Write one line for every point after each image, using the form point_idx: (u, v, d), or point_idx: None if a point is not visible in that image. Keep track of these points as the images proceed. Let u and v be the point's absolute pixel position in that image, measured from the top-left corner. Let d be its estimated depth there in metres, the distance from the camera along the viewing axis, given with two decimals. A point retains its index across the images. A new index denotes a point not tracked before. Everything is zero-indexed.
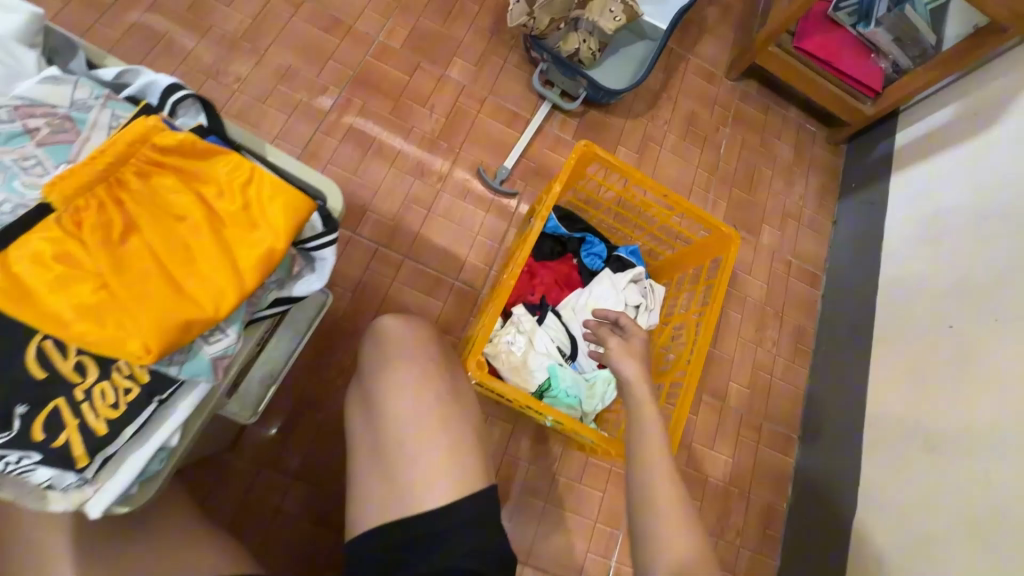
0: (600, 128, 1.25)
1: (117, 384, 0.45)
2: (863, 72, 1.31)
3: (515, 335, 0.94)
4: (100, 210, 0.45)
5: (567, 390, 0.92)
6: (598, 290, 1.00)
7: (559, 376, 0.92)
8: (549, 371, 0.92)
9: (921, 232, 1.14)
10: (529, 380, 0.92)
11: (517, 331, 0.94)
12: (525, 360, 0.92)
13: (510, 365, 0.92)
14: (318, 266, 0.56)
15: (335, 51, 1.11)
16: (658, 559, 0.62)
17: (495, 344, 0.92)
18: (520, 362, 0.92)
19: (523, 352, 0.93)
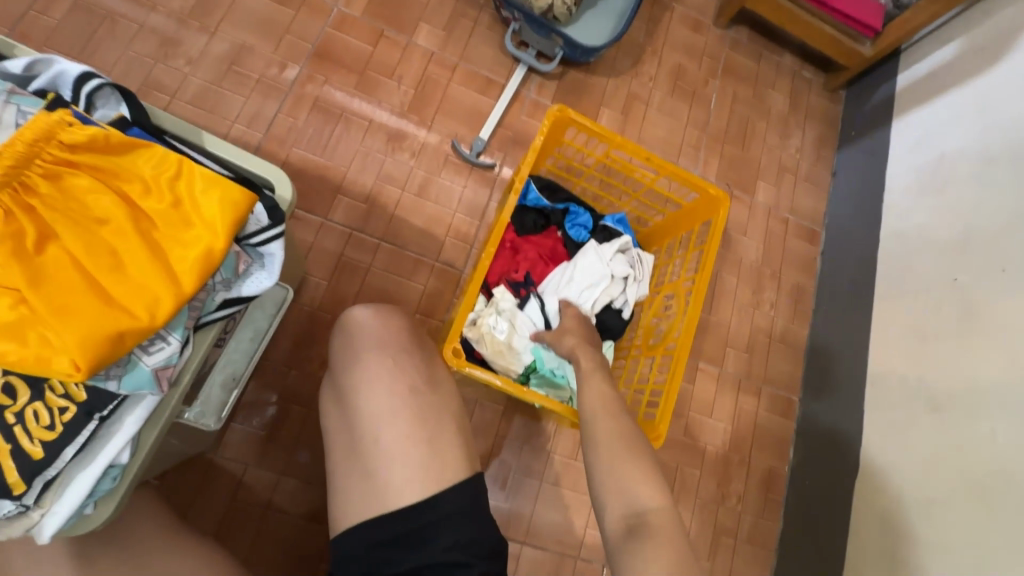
0: (581, 89, 1.18)
1: (51, 404, 0.42)
2: (860, 10, 1.22)
3: (498, 317, 0.91)
4: (7, 219, 0.41)
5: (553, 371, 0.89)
6: (584, 263, 0.95)
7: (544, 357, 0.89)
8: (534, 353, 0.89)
9: (924, 180, 1.08)
10: (514, 363, 0.89)
11: (499, 314, 0.91)
12: (510, 342, 0.89)
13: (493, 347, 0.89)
14: (267, 262, 0.53)
15: (291, 24, 1.04)
16: (616, 507, 0.61)
17: (478, 328, 0.90)
18: (505, 344, 0.89)
19: (507, 334, 0.90)
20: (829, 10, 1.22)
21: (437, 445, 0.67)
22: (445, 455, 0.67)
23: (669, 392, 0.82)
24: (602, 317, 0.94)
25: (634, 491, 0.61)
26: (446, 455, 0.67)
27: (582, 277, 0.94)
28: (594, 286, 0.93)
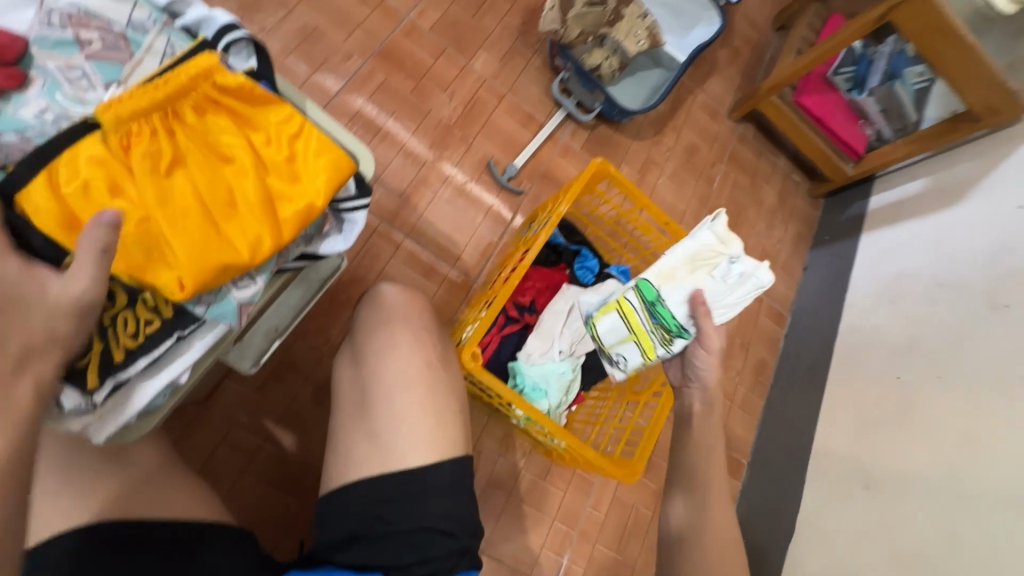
0: (609, 143, 1.30)
1: (140, 314, 0.45)
2: (850, 134, 1.41)
3: (721, 270, 0.71)
4: (151, 139, 0.45)
5: (625, 346, 0.77)
6: (733, 299, 0.71)
7: (649, 341, 0.75)
8: (671, 320, 0.73)
9: (883, 289, 1.24)
10: (650, 274, 0.74)
11: (718, 264, 0.71)
12: (690, 279, 0.72)
13: (689, 245, 0.72)
14: (346, 229, 0.56)
15: (364, 20, 1.10)
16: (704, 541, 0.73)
17: (722, 243, 0.71)
18: (691, 263, 0.72)
19: (700, 280, 0.71)
20: (825, 128, 1.41)
21: (442, 423, 0.69)
22: (447, 430, 0.69)
23: (650, 434, 0.89)
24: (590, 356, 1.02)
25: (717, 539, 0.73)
26: (451, 432, 0.69)
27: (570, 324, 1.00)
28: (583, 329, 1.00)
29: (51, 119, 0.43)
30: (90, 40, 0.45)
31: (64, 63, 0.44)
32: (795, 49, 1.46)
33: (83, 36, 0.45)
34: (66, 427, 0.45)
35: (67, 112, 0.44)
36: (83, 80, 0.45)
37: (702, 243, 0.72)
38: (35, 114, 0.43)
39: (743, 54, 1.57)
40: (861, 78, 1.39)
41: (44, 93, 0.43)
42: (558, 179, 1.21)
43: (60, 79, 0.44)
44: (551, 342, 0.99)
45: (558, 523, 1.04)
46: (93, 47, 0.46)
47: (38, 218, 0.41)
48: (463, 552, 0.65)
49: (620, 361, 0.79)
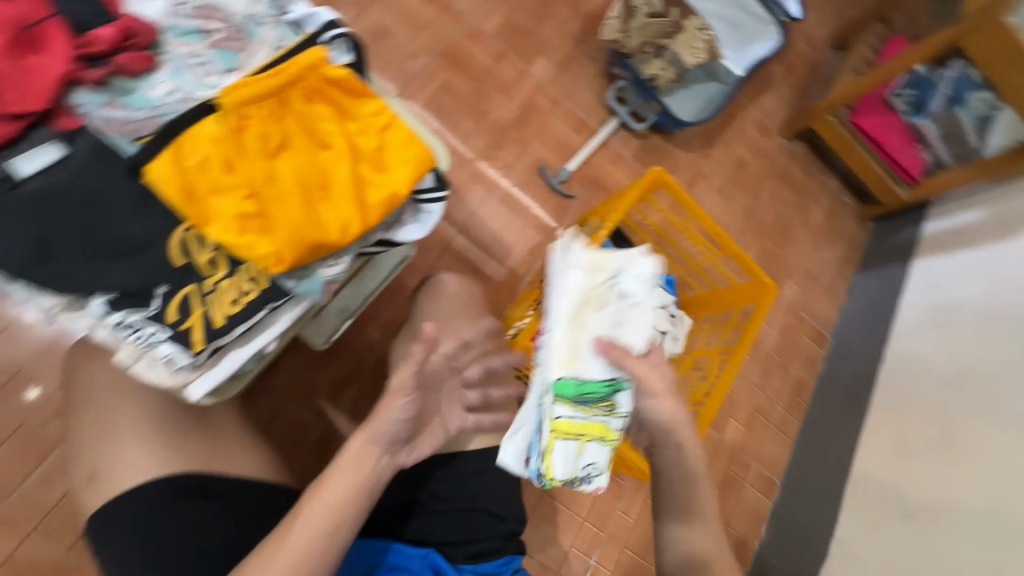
0: (659, 153, 1.31)
1: (240, 284, 0.49)
2: (906, 158, 1.38)
3: (617, 299, 0.71)
4: (263, 122, 0.48)
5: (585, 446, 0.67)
6: (632, 327, 0.69)
7: (598, 425, 0.67)
8: (597, 383, 0.67)
9: (933, 317, 1.21)
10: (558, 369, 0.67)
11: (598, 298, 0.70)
12: (595, 328, 0.69)
13: (561, 282, 0.71)
14: (423, 218, 0.59)
15: (430, 22, 1.14)
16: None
17: (594, 275, 0.71)
18: (577, 315, 0.69)
19: (591, 331, 0.69)
20: (880, 150, 1.39)
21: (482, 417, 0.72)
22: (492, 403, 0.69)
23: None
24: None
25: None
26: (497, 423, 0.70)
27: None
28: None
29: (177, 100, 0.47)
30: (215, 30, 0.49)
31: (190, 50, 0.48)
32: (854, 69, 1.45)
33: (209, 26, 0.49)
34: (167, 385, 0.48)
35: (190, 94, 0.47)
36: (205, 65, 0.48)
37: (582, 286, 0.70)
38: (164, 94, 0.47)
39: (798, 71, 1.56)
40: (921, 102, 1.35)
41: (171, 75, 0.47)
42: (608, 185, 1.23)
43: (186, 64, 0.48)
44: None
45: (588, 524, 1.05)
46: (216, 37, 0.49)
47: (159, 186, 0.44)
48: (510, 535, 0.69)
49: (593, 471, 0.67)
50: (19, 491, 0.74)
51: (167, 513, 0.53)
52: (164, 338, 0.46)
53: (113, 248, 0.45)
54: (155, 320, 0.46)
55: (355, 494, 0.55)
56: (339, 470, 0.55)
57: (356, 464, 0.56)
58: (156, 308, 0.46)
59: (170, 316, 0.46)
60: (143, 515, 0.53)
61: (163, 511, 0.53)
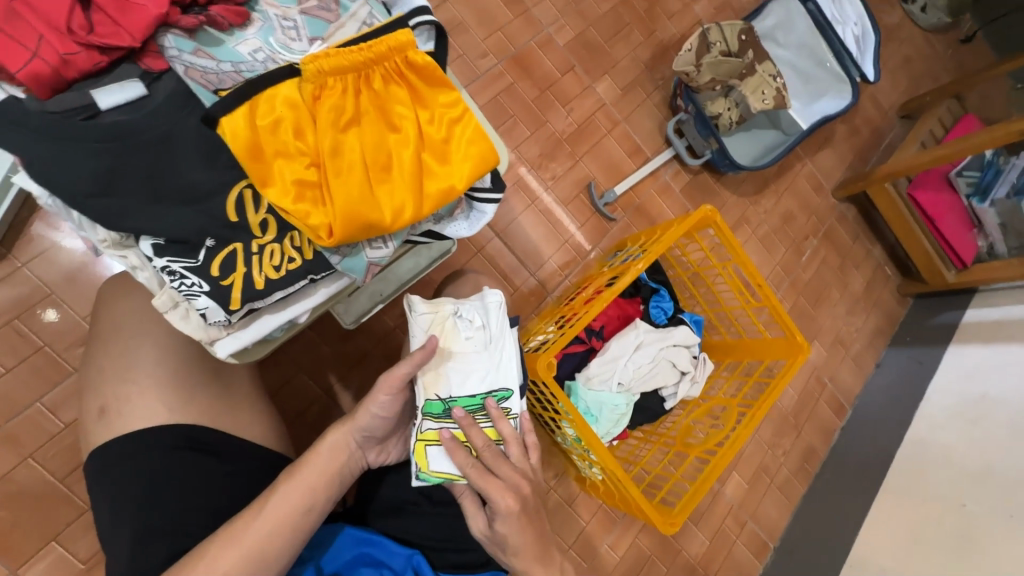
0: (708, 191, 1.29)
1: (285, 251, 0.49)
2: (959, 240, 1.34)
3: (462, 332, 0.66)
4: (340, 95, 0.48)
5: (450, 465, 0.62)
6: (494, 360, 0.65)
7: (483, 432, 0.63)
8: (473, 398, 0.64)
9: (963, 407, 1.15)
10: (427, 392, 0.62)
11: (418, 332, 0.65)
12: (458, 363, 0.64)
13: (424, 333, 0.65)
14: (473, 217, 0.59)
15: (506, 25, 1.14)
16: None
17: (439, 314, 0.66)
18: (435, 349, 0.64)
19: (470, 362, 0.65)
20: (934, 228, 1.35)
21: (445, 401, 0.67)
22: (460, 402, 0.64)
23: (698, 490, 0.87)
24: (645, 396, 1.01)
25: None
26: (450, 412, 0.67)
27: (637, 359, 1.00)
28: (648, 368, 1.00)
29: (261, 59, 0.47)
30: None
31: (282, 12, 0.49)
32: (921, 140, 1.41)
33: None
34: (197, 338, 0.48)
35: (274, 55, 0.48)
36: (294, 30, 0.49)
37: (429, 327, 0.65)
38: (250, 51, 0.47)
39: (861, 134, 1.53)
40: (984, 186, 1.33)
41: (260, 34, 0.47)
42: (651, 215, 1.21)
43: (276, 25, 0.48)
44: (614, 372, 0.98)
45: (573, 552, 1.03)
46: (309, 5, 0.50)
47: (227, 138, 0.44)
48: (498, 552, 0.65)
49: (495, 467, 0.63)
50: (30, 411, 0.74)
51: (172, 462, 0.53)
52: (203, 292, 0.46)
53: (171, 194, 0.45)
54: (196, 271, 0.46)
55: (328, 482, 0.55)
56: (313, 458, 0.55)
57: (333, 454, 0.56)
58: (200, 259, 0.46)
59: (212, 271, 0.46)
60: (148, 459, 0.52)
61: (169, 460, 0.53)
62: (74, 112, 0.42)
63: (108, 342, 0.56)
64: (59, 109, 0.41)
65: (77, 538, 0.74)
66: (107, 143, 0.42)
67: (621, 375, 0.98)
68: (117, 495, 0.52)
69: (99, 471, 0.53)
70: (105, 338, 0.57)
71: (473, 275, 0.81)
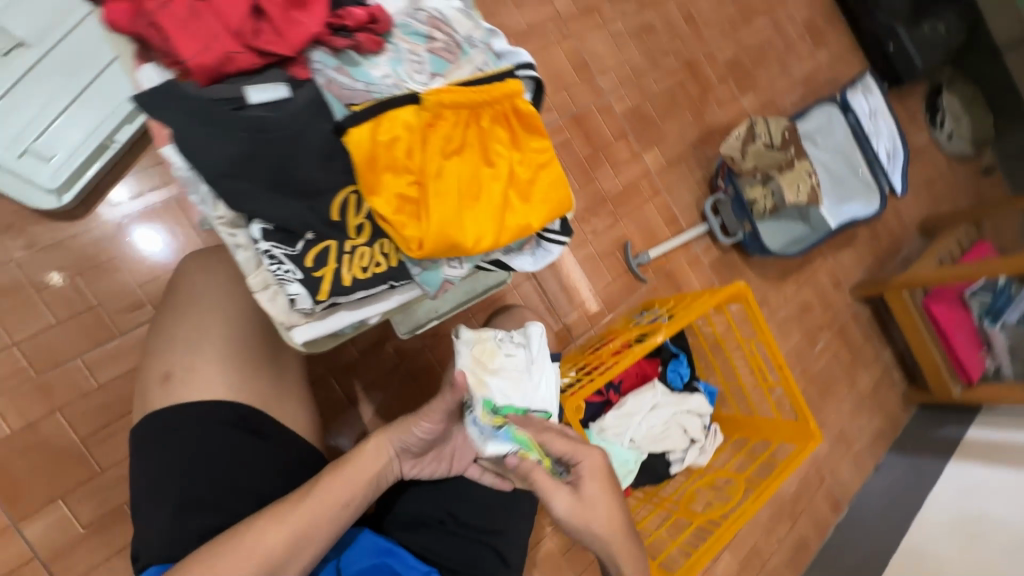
0: (734, 269, 1.34)
1: (374, 255, 0.53)
2: (968, 357, 1.38)
3: (505, 352, 0.70)
4: (452, 125, 0.53)
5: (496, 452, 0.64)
6: (535, 382, 0.68)
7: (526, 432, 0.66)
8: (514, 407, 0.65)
9: (962, 523, 1.15)
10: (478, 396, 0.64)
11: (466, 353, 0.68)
12: (502, 378, 0.67)
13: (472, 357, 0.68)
14: (539, 254, 0.63)
15: (571, 87, 1.23)
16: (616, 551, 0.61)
17: (482, 341, 0.70)
18: (480, 367, 0.67)
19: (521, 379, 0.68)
20: (945, 342, 1.39)
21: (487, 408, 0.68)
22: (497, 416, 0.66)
23: (700, 558, 0.86)
24: (654, 457, 1.02)
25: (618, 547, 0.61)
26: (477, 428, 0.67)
27: (651, 419, 1.01)
28: (660, 430, 1.01)
29: (390, 84, 0.52)
30: (436, 40, 0.56)
31: (412, 48, 0.55)
32: (939, 256, 1.47)
33: (433, 36, 0.56)
34: (278, 321, 0.51)
35: (401, 83, 0.53)
36: (420, 65, 0.55)
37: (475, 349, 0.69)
38: (381, 76, 0.52)
39: (882, 241, 1.60)
40: (996, 309, 1.36)
41: (391, 63, 0.53)
42: (678, 282, 1.27)
43: (405, 58, 0.54)
44: (628, 428, 0.99)
45: None
46: (435, 46, 0.56)
47: (350, 146, 0.49)
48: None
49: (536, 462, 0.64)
50: (71, 367, 0.76)
51: (222, 436, 0.55)
52: (296, 279, 0.50)
53: (289, 188, 0.49)
54: (293, 260, 0.50)
55: (367, 486, 0.55)
56: (354, 461, 0.56)
57: (374, 455, 0.57)
58: (299, 249, 0.50)
59: (307, 261, 0.50)
60: (200, 432, 0.55)
61: (219, 434, 0.55)
62: (223, 101, 0.46)
63: (181, 313, 0.60)
64: (212, 97, 0.46)
65: (86, 500, 0.74)
66: (248, 133, 0.47)
67: (633, 433, 1.00)
68: (166, 461, 0.54)
69: (149, 435, 0.55)
70: (180, 309, 0.60)
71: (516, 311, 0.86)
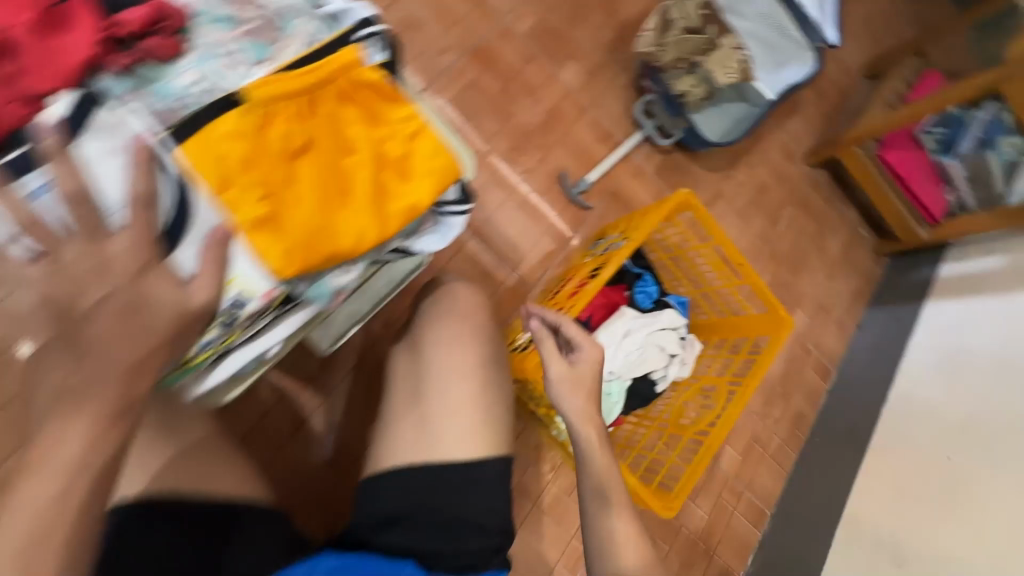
0: (680, 170, 1.28)
1: (240, 303, 0.48)
2: (928, 196, 1.36)
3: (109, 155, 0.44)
4: (288, 120, 0.48)
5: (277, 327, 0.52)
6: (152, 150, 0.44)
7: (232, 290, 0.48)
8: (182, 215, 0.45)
9: (940, 365, 1.20)
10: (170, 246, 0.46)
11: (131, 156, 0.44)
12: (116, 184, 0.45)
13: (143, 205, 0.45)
14: (442, 230, 0.58)
15: (462, 18, 1.10)
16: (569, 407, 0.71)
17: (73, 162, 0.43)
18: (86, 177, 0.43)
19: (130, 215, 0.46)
20: (905, 188, 1.37)
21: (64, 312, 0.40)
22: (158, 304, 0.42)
23: (696, 468, 0.88)
24: (638, 381, 1.01)
25: (577, 427, 0.70)
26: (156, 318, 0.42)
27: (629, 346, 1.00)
28: (638, 354, 1.00)
29: (202, 89, 0.46)
30: (248, 21, 0.49)
31: (224, 39, 0.48)
32: (886, 99, 1.40)
33: (244, 16, 0.49)
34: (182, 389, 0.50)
35: (217, 83, 0.47)
36: (234, 54, 0.48)
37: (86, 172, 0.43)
38: (189, 83, 0.46)
39: (829, 97, 1.52)
40: (949, 142, 1.34)
41: (200, 62, 0.47)
42: (627, 201, 1.20)
43: (217, 52, 0.47)
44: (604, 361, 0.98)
45: (576, 542, 1.03)
46: (248, 28, 0.49)
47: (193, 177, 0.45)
48: (497, 550, 0.63)
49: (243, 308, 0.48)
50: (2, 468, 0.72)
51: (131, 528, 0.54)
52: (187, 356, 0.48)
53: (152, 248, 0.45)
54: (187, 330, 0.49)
55: None
56: None
57: None
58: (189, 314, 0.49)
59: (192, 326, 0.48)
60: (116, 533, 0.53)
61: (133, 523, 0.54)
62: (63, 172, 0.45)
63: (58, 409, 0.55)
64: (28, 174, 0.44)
65: None
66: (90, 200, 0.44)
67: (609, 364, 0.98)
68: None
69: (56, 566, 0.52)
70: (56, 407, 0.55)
71: (438, 297, 0.72)
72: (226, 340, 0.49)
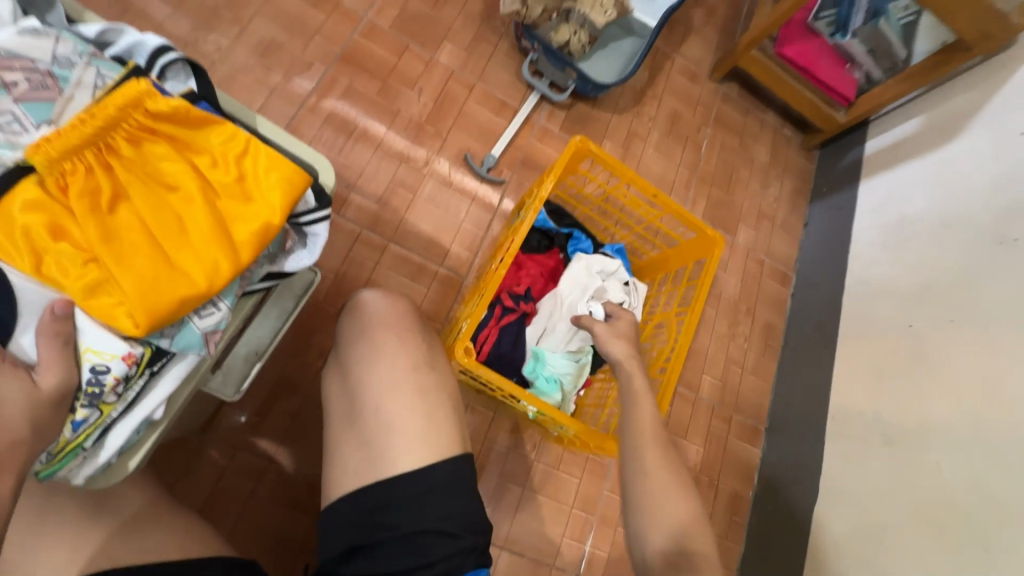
0: (586, 121, 1.26)
1: (101, 375, 0.45)
2: (837, 80, 1.35)
3: None
4: (87, 176, 0.44)
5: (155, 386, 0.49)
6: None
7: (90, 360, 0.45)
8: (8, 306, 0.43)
9: (888, 240, 1.20)
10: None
11: None
12: None
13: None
14: (309, 243, 0.55)
15: (320, 27, 1.08)
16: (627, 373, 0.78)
17: None
18: None
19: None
20: (812, 78, 1.35)
21: None
22: (6, 405, 0.41)
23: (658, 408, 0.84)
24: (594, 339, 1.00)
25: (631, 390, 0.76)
26: (8, 419, 0.40)
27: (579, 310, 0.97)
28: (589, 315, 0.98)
29: None
30: (15, 81, 0.44)
31: None
32: None
33: (7, 77, 0.44)
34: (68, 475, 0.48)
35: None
36: (14, 123, 0.44)
37: None
38: None
39: (719, 10, 1.50)
40: (843, 21, 1.30)
41: None
42: (540, 164, 1.18)
43: None
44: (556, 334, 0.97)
45: (576, 511, 1.02)
46: (20, 89, 0.44)
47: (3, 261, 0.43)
48: (472, 549, 0.60)
49: (108, 380, 0.45)
50: None
51: None
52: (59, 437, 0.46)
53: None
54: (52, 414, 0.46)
55: None
56: None
57: None
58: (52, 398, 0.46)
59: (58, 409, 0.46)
60: None
61: None
62: None
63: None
64: None
65: None
66: None
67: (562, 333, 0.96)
68: None
69: None
70: None
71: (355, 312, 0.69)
72: (100, 416, 0.46)
